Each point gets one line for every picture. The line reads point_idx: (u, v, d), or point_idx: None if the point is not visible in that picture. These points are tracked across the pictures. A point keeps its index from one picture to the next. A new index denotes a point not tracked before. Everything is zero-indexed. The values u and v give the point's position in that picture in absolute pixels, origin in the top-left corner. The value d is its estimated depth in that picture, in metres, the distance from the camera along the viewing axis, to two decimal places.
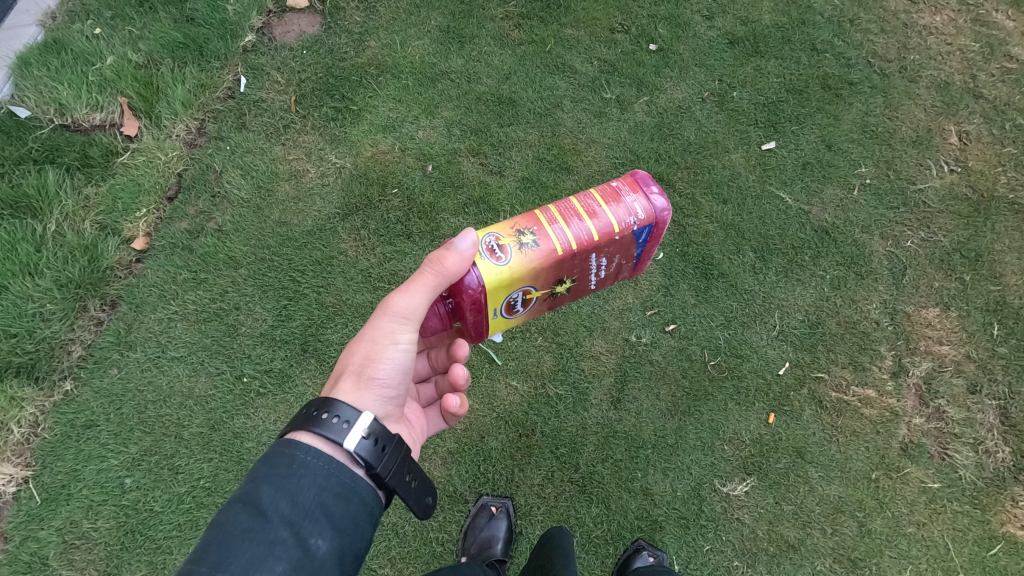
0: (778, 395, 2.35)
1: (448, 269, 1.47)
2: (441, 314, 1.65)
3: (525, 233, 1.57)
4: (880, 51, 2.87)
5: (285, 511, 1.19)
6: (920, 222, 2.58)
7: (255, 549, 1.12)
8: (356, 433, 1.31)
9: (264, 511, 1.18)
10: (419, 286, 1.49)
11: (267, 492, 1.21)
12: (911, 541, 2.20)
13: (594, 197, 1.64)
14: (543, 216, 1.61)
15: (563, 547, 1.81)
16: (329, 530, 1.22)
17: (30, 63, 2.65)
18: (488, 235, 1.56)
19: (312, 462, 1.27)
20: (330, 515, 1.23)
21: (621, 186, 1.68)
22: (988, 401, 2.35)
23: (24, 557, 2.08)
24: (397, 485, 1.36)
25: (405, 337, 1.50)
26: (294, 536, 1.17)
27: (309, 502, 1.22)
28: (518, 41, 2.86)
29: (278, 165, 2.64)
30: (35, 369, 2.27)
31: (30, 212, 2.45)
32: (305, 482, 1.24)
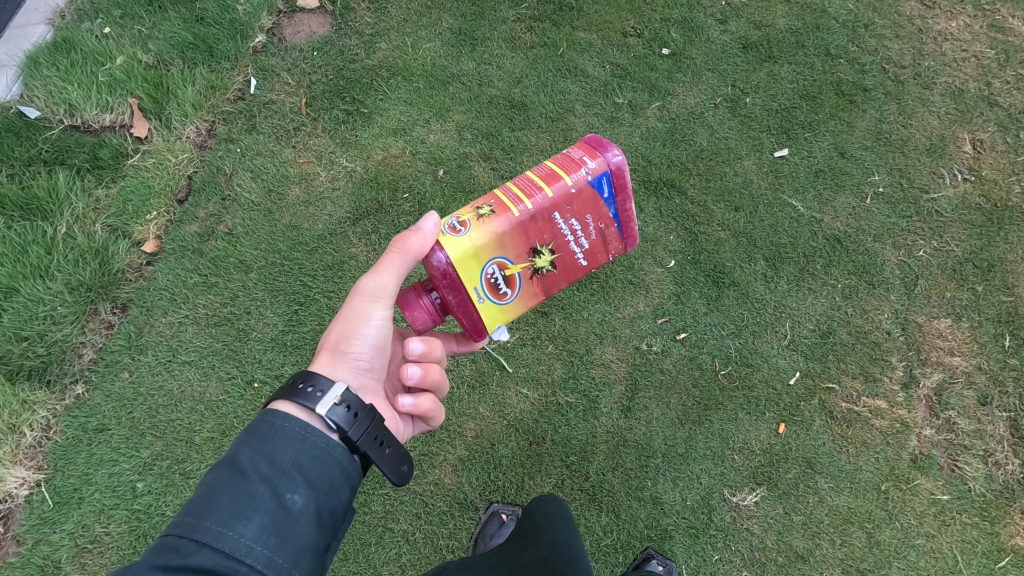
0: (789, 405, 2.35)
1: (412, 247, 1.47)
2: (429, 308, 1.56)
3: (483, 207, 1.51)
4: (894, 57, 2.84)
5: (263, 470, 1.22)
6: (932, 231, 2.57)
7: (233, 503, 1.16)
8: (328, 399, 1.33)
9: (244, 469, 1.21)
10: (388, 265, 1.51)
11: (247, 453, 1.24)
12: (920, 553, 2.21)
13: (549, 162, 1.55)
14: (500, 190, 1.54)
15: (565, 518, 1.70)
16: (306, 488, 1.24)
17: (39, 63, 2.63)
18: (451, 217, 1.52)
19: (288, 425, 1.29)
20: (307, 474, 1.25)
21: (574, 148, 1.57)
22: (998, 412, 2.35)
23: (37, 560, 2.10)
24: (372, 451, 1.35)
25: (377, 314, 1.53)
26: (271, 491, 1.20)
27: (286, 461, 1.24)
28: (530, 44, 2.83)
29: (289, 168, 2.63)
30: (47, 372, 2.28)
31: (40, 214, 2.44)
32: (282, 443, 1.26)
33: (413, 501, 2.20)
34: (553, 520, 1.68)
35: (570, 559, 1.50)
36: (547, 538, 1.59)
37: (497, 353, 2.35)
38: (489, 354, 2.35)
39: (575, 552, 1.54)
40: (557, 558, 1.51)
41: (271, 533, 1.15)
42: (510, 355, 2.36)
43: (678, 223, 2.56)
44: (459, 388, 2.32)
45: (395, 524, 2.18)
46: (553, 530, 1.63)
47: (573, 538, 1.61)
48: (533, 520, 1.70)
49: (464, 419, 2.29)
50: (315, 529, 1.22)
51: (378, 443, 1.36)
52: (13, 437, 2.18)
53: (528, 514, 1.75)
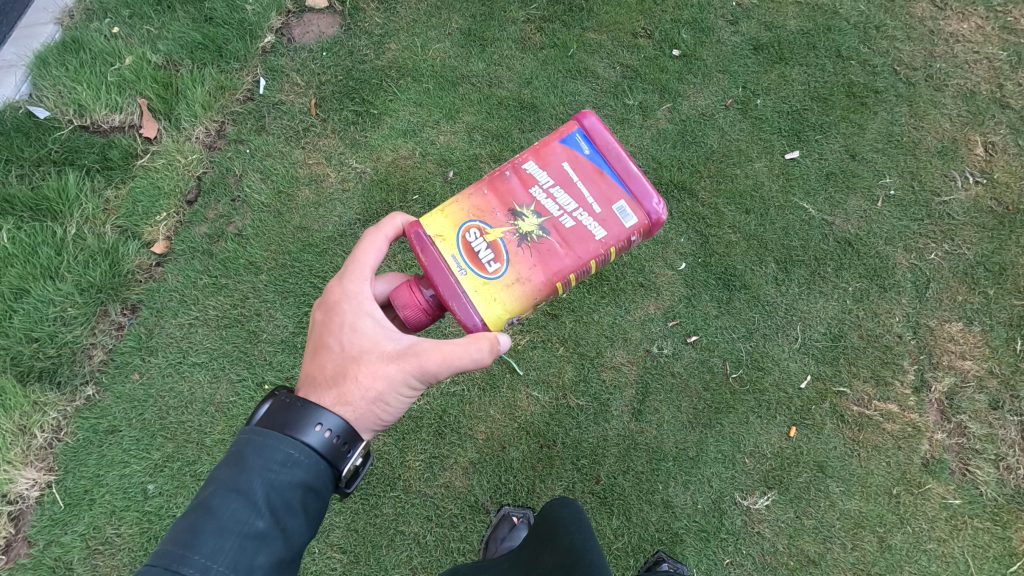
0: (800, 409, 2.34)
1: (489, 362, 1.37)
2: (425, 306, 1.46)
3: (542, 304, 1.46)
4: (906, 59, 2.83)
5: (274, 504, 1.22)
6: (944, 234, 2.56)
7: (244, 543, 1.16)
8: (350, 460, 1.35)
9: (256, 504, 1.20)
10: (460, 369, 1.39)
11: (260, 484, 1.22)
12: (932, 557, 2.20)
13: (612, 254, 1.45)
14: (562, 284, 1.44)
15: (581, 522, 1.63)
16: (304, 523, 1.28)
17: (48, 63, 2.62)
18: (512, 316, 1.42)
19: (304, 459, 1.28)
20: (309, 511, 1.28)
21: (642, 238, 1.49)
22: (1010, 417, 2.34)
23: (48, 561, 2.10)
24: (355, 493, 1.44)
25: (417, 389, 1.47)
26: (279, 530, 1.22)
27: (295, 499, 1.25)
28: (540, 45, 2.82)
29: (299, 169, 2.62)
30: (57, 373, 2.27)
31: (50, 214, 2.44)
32: (296, 478, 1.26)
33: (424, 504, 2.20)
34: (568, 524, 1.62)
35: (586, 568, 1.47)
36: (562, 546, 1.55)
37: (508, 356, 2.34)
38: (500, 356, 2.34)
39: (593, 558, 1.50)
40: (573, 566, 1.49)
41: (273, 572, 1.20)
42: (521, 358, 2.35)
43: (689, 226, 2.55)
44: (470, 391, 2.31)
45: (406, 527, 2.18)
46: (568, 535, 1.58)
47: (591, 543, 1.56)
48: (547, 526, 1.65)
49: (474, 422, 2.29)
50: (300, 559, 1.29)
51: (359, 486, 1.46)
52: (24, 439, 2.17)
53: (542, 519, 1.70)
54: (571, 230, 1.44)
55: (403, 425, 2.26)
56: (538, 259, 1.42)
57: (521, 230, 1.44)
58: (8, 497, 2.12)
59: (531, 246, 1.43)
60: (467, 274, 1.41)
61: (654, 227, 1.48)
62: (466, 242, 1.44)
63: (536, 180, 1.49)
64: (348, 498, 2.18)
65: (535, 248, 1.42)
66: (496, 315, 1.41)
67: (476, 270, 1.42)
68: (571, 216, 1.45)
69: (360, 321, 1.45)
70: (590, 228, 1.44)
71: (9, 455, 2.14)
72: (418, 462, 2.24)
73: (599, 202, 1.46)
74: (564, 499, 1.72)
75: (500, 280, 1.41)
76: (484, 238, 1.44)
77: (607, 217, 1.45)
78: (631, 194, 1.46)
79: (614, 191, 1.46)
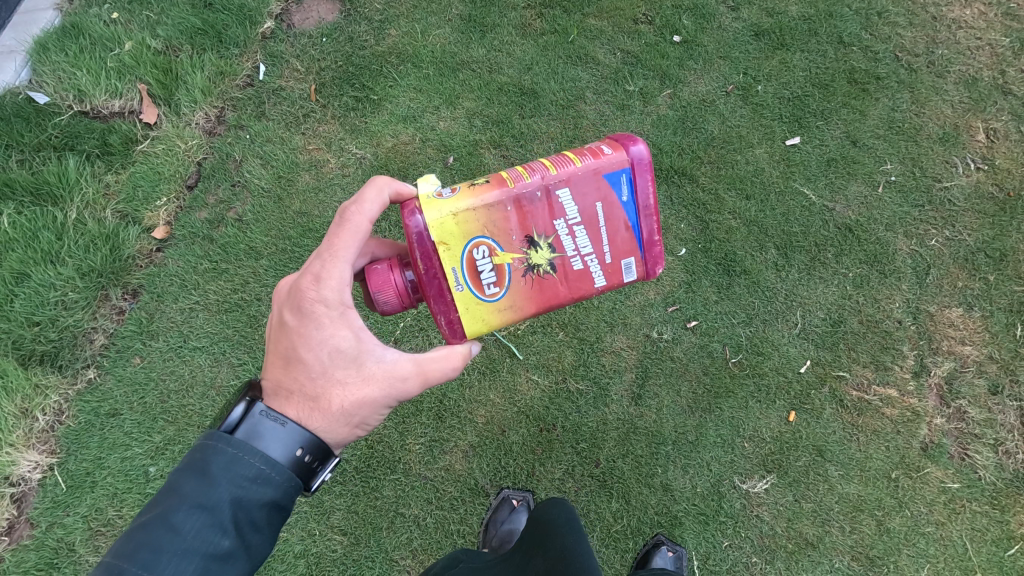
0: (800, 393, 2.35)
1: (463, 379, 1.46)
2: (399, 287, 1.48)
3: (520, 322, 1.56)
4: (908, 45, 2.81)
5: (241, 524, 1.17)
6: (945, 220, 2.55)
7: (205, 567, 1.12)
8: (321, 476, 1.33)
9: (220, 524, 1.15)
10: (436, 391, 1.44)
11: (228, 503, 1.16)
12: (929, 540, 2.21)
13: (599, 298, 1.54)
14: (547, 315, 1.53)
15: (572, 523, 1.61)
16: (270, 539, 1.24)
17: (48, 48, 2.61)
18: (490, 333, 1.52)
19: (277, 477, 1.23)
20: (274, 525, 1.24)
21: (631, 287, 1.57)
22: (1010, 402, 2.34)
23: (51, 542, 2.12)
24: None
25: None
26: (243, 549, 1.18)
27: (262, 517, 1.21)
28: (540, 31, 2.82)
29: (299, 154, 2.62)
30: (58, 357, 2.28)
31: (51, 199, 2.44)
32: (266, 496, 1.21)
33: (424, 486, 2.21)
34: (559, 526, 1.59)
35: (577, 569, 1.43)
36: (553, 549, 1.51)
37: (508, 341, 2.35)
38: (500, 341, 2.35)
39: (584, 562, 1.46)
40: (563, 568, 1.45)
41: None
42: (521, 342, 2.36)
43: (689, 211, 2.54)
44: (470, 375, 2.32)
45: (406, 510, 2.19)
46: (559, 538, 1.55)
47: (582, 547, 1.53)
48: (539, 529, 1.62)
49: (474, 405, 2.29)
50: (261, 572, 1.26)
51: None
52: (26, 422, 2.18)
53: (535, 522, 1.66)
54: (577, 273, 1.46)
55: (403, 409, 2.27)
56: (536, 294, 1.46)
57: (530, 261, 1.43)
58: (11, 479, 2.13)
59: (534, 280, 1.45)
60: (463, 292, 1.42)
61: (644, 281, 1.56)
62: (471, 258, 1.41)
63: (563, 212, 1.42)
64: (349, 481, 2.20)
65: (537, 284, 1.45)
66: (478, 331, 1.48)
67: (474, 289, 1.42)
68: (582, 261, 1.45)
69: (340, 336, 1.37)
70: (594, 278, 1.47)
71: (11, 438, 2.15)
72: (417, 446, 2.25)
73: (613, 255, 1.46)
74: (557, 500, 1.71)
75: (494, 304, 1.45)
76: (491, 259, 1.42)
77: (612, 270, 1.48)
78: (642, 255, 1.48)
79: (631, 248, 1.46)
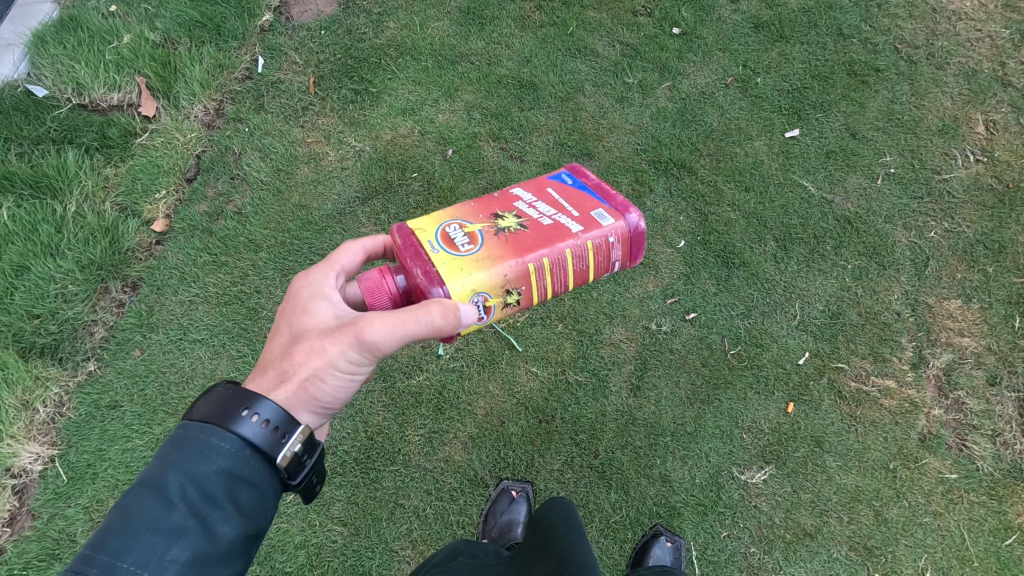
0: (798, 384, 2.36)
1: (440, 329, 1.32)
2: (392, 293, 1.45)
3: (512, 292, 1.48)
4: (908, 37, 2.81)
5: (193, 498, 1.14)
6: (944, 212, 2.56)
7: (156, 541, 1.07)
8: (287, 448, 1.26)
9: (170, 498, 1.12)
10: (407, 336, 1.30)
11: (176, 478, 1.14)
12: (928, 530, 2.22)
13: (586, 252, 1.53)
14: (535, 271, 1.48)
15: (571, 522, 1.53)
16: (234, 517, 1.18)
17: (46, 41, 2.61)
18: (477, 296, 1.43)
19: (226, 447, 1.19)
20: (237, 501, 1.19)
21: (619, 242, 1.58)
22: (1008, 393, 2.35)
23: (53, 534, 2.10)
24: (306, 488, 1.37)
25: (364, 370, 1.41)
26: (199, 524, 1.13)
27: (218, 490, 1.17)
28: (539, 23, 2.81)
29: (298, 147, 2.62)
30: (58, 349, 2.29)
31: (50, 191, 2.44)
32: (217, 468, 1.18)
33: (424, 477, 2.22)
34: (559, 527, 1.52)
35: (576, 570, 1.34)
36: (553, 551, 1.43)
37: (507, 333, 2.37)
38: (499, 333, 2.37)
39: (584, 563, 1.37)
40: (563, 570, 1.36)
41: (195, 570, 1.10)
42: (520, 334, 2.37)
43: (688, 203, 2.55)
44: (469, 366, 2.33)
45: (405, 501, 2.19)
46: (560, 539, 1.47)
47: (583, 546, 1.45)
48: (539, 531, 1.56)
49: (473, 397, 2.30)
50: (239, 557, 1.19)
51: (312, 479, 1.37)
52: (26, 414, 2.19)
53: (536, 525, 1.60)
54: (550, 226, 1.53)
55: (403, 401, 2.28)
56: (514, 246, 1.48)
57: (500, 225, 1.52)
58: (12, 471, 2.13)
59: (508, 236, 1.50)
60: (439, 253, 1.45)
61: (629, 235, 1.59)
62: (443, 232, 1.50)
63: (520, 196, 1.61)
64: (349, 472, 2.21)
65: (512, 238, 1.49)
66: (463, 288, 1.42)
67: (450, 249, 1.46)
68: (550, 217, 1.55)
69: (312, 303, 1.42)
70: (568, 227, 1.53)
71: (12, 430, 2.15)
72: (417, 437, 2.25)
73: (579, 209, 1.58)
74: (556, 499, 1.65)
75: (473, 258, 1.45)
76: (463, 230, 1.51)
77: (584, 220, 1.56)
78: (607, 206, 1.60)
79: (592, 203, 1.60)
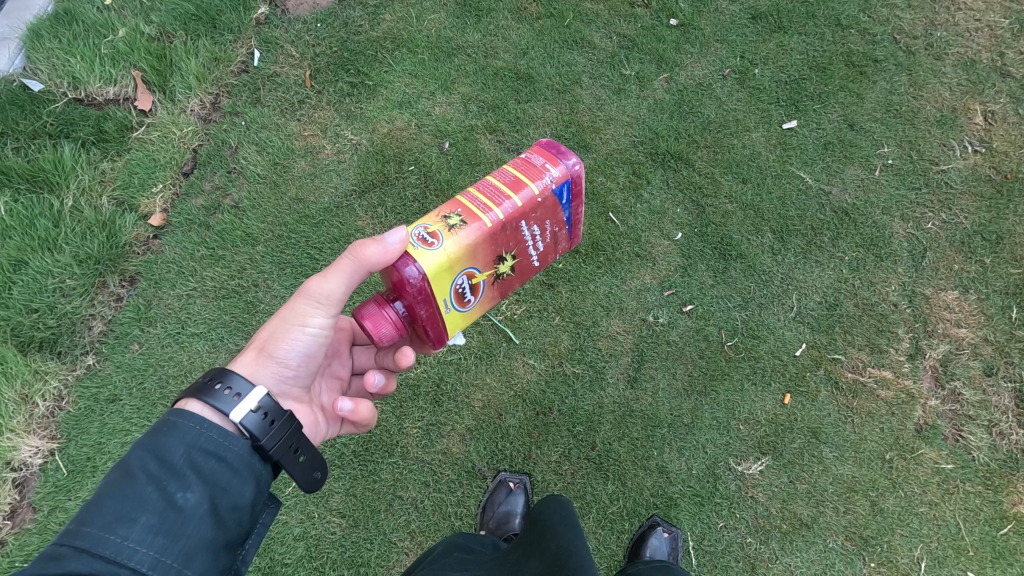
0: (794, 376, 2.36)
1: (370, 260, 1.41)
2: (394, 320, 1.49)
3: (450, 217, 1.49)
4: (907, 27, 2.79)
5: (152, 469, 1.15)
6: (942, 203, 2.55)
7: (117, 507, 1.08)
8: (246, 408, 1.26)
9: (131, 471, 1.14)
10: (339, 270, 1.44)
11: (136, 452, 1.17)
12: (923, 520, 2.23)
13: (506, 170, 1.58)
14: (464, 197, 1.53)
15: (568, 521, 1.55)
16: (198, 485, 1.17)
17: (41, 34, 2.60)
18: (416, 227, 1.47)
19: (182, 420, 1.21)
20: (200, 470, 1.19)
21: (532, 153, 1.64)
22: (1004, 383, 2.35)
23: (53, 526, 2.11)
24: (284, 459, 1.32)
25: (315, 321, 1.48)
26: (161, 492, 1.13)
27: (178, 460, 1.17)
28: (536, 15, 2.80)
29: (294, 141, 2.62)
30: (57, 343, 2.29)
31: (47, 186, 2.44)
32: (174, 439, 1.19)
33: (422, 469, 2.23)
34: (556, 525, 1.53)
35: (572, 568, 1.35)
36: (549, 550, 1.43)
37: (504, 325, 2.37)
38: (496, 326, 2.37)
39: (579, 560, 1.38)
40: (558, 567, 1.36)
41: (160, 534, 1.09)
42: (517, 327, 2.38)
43: (686, 195, 2.54)
44: (467, 359, 2.34)
45: (403, 492, 2.20)
46: (556, 538, 1.47)
47: (578, 545, 1.45)
48: (535, 529, 1.56)
49: (471, 389, 2.31)
50: (211, 525, 1.16)
51: (290, 451, 1.33)
52: (26, 408, 2.20)
53: (532, 522, 1.62)
54: None
55: (401, 394, 2.29)
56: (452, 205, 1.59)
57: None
58: (12, 464, 2.14)
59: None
60: None
61: (545, 148, 1.64)
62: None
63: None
64: (347, 464, 2.22)
65: None
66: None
67: None
68: None
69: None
70: None
71: (12, 423, 2.16)
72: (415, 429, 2.26)
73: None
74: (555, 495, 1.68)
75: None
76: None
77: None
78: None
79: None
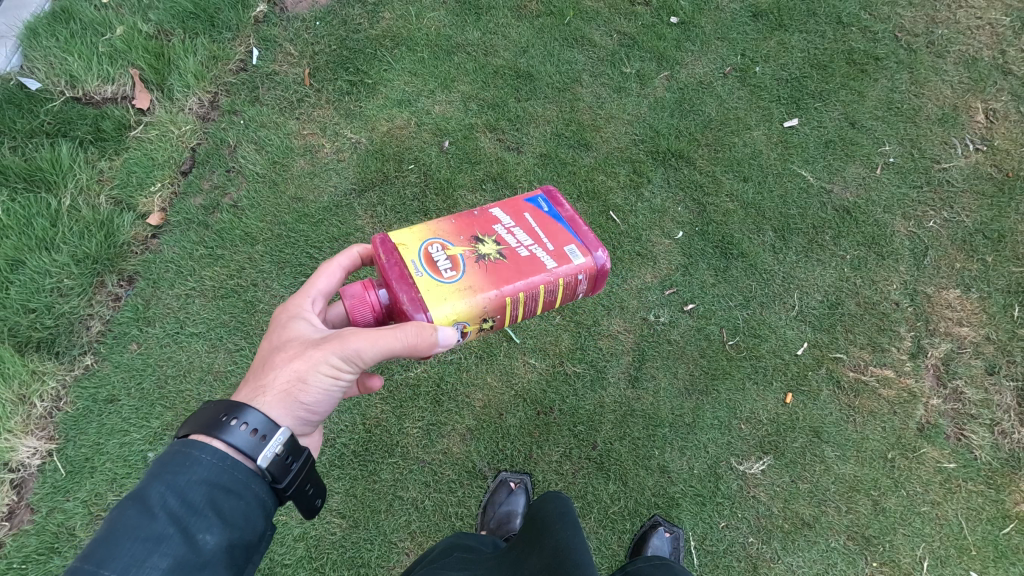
0: (797, 375, 2.35)
1: (419, 353, 1.38)
2: (375, 305, 1.48)
3: (487, 322, 1.52)
4: (908, 25, 2.80)
5: (172, 508, 1.14)
6: (943, 202, 2.54)
7: (136, 548, 1.07)
8: (269, 449, 1.26)
9: (151, 508, 1.12)
10: (387, 345, 1.36)
11: (156, 488, 1.15)
12: (925, 520, 2.22)
13: (559, 287, 1.56)
14: (511, 304, 1.51)
15: (564, 516, 1.52)
16: (218, 526, 1.17)
17: (38, 33, 2.58)
18: (458, 325, 1.46)
19: (205, 459, 1.20)
20: (220, 510, 1.18)
21: (587, 277, 1.59)
22: (1007, 382, 2.35)
23: (51, 528, 2.08)
24: (296, 493, 1.35)
25: (347, 374, 1.43)
26: (180, 532, 1.12)
27: (199, 499, 1.17)
28: (535, 13, 2.80)
29: (293, 139, 2.61)
30: (55, 343, 2.27)
31: (44, 185, 2.42)
32: (196, 478, 1.18)
33: (423, 469, 2.22)
34: (553, 522, 1.51)
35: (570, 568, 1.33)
36: (547, 547, 1.42)
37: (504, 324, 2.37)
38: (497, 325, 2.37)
39: (577, 557, 1.37)
40: (557, 567, 1.35)
41: None
42: (517, 327, 2.38)
43: (687, 194, 2.53)
44: (467, 358, 2.34)
45: (404, 493, 2.19)
46: (553, 535, 1.46)
47: (576, 540, 1.44)
48: (533, 527, 1.55)
49: (471, 389, 2.30)
50: (226, 567, 1.17)
51: (303, 486, 1.36)
52: (24, 408, 2.17)
53: (529, 519, 1.60)
54: (526, 260, 1.54)
55: (401, 394, 2.29)
56: (493, 276, 1.49)
57: (481, 251, 1.53)
58: (10, 465, 2.11)
59: (487, 267, 1.51)
60: (423, 277, 1.47)
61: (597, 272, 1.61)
62: (428, 257, 1.50)
63: (498, 218, 1.61)
64: (347, 464, 2.20)
65: (491, 267, 1.51)
66: (446, 316, 1.43)
67: (432, 274, 1.48)
68: (526, 249, 1.56)
69: (291, 321, 1.49)
70: (543, 261, 1.54)
71: (9, 424, 2.13)
72: (416, 429, 2.26)
73: (554, 244, 1.58)
74: (553, 492, 1.64)
75: (456, 286, 1.46)
76: (445, 252, 1.52)
77: (558, 255, 1.57)
78: (580, 241, 1.60)
79: (565, 237, 1.60)
